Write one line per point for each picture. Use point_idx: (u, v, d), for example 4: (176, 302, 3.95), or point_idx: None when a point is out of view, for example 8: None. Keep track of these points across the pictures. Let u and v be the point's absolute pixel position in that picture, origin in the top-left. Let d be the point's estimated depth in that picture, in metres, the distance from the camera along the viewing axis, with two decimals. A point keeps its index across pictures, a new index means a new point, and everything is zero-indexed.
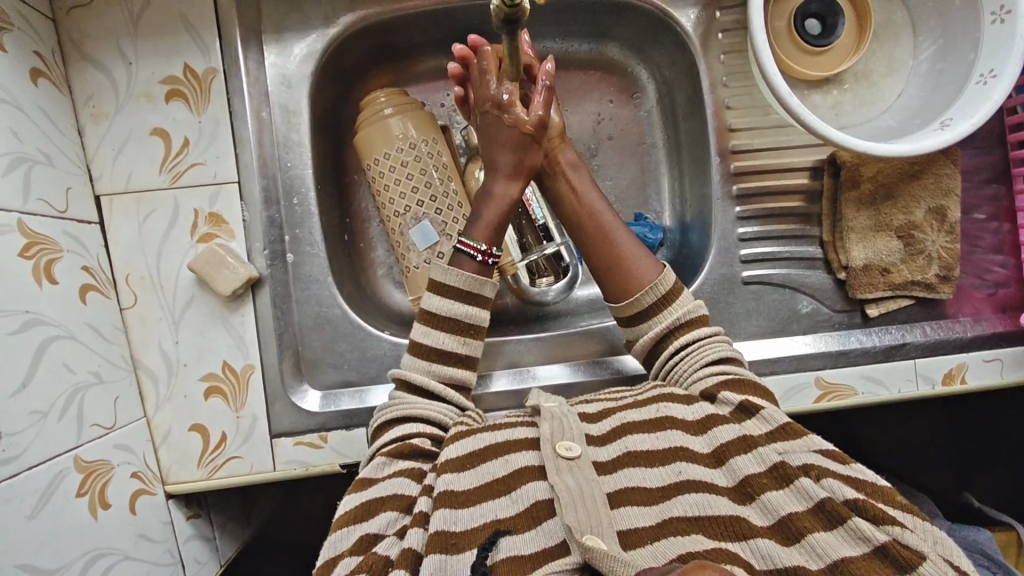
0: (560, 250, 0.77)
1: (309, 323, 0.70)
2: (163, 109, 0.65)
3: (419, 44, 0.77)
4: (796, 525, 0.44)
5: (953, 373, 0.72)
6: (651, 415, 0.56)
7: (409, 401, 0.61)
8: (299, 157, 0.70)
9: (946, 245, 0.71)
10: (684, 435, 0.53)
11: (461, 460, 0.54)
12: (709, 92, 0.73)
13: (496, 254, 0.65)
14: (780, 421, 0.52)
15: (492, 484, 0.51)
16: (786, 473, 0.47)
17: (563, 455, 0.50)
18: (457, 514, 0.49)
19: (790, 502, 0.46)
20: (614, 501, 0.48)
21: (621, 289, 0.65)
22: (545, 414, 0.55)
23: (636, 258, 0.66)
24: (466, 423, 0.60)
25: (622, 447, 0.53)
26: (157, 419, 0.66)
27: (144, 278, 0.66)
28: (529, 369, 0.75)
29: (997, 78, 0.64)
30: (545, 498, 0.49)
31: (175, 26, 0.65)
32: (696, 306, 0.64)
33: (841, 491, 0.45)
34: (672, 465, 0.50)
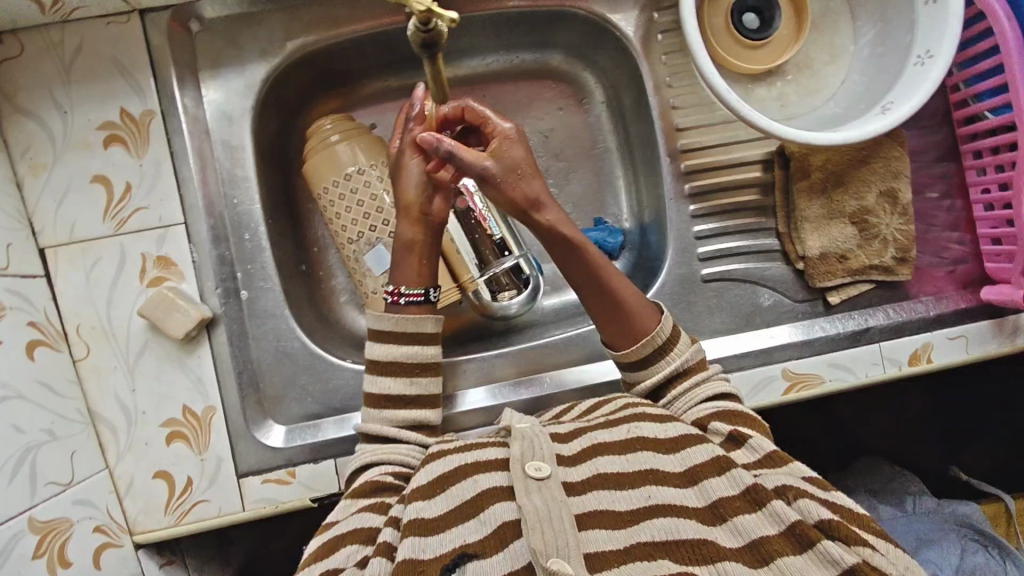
0: (519, 262, 0.76)
1: (270, 358, 0.69)
2: (103, 155, 0.65)
3: (362, 68, 0.77)
4: (766, 548, 0.45)
5: (919, 353, 0.72)
6: (623, 435, 0.55)
7: (372, 449, 0.61)
8: (245, 193, 0.69)
9: (900, 227, 0.71)
10: (656, 455, 0.53)
11: (429, 488, 0.53)
12: (654, 94, 0.73)
13: (407, 293, 0.64)
14: (765, 452, 0.53)
15: (463, 507, 0.50)
16: (761, 496, 0.47)
17: (533, 475, 0.50)
18: (427, 541, 0.48)
19: (763, 526, 0.46)
20: (584, 522, 0.47)
21: (626, 335, 0.63)
22: (516, 434, 0.54)
23: (635, 302, 0.63)
24: (441, 443, 0.59)
25: (592, 470, 0.52)
26: (119, 470, 0.65)
27: (95, 328, 0.65)
28: (504, 385, 0.75)
29: (935, 58, 0.64)
30: (513, 518, 0.48)
31: (108, 71, 0.64)
32: (694, 352, 0.63)
33: (817, 512, 0.46)
34: (641, 489, 0.50)
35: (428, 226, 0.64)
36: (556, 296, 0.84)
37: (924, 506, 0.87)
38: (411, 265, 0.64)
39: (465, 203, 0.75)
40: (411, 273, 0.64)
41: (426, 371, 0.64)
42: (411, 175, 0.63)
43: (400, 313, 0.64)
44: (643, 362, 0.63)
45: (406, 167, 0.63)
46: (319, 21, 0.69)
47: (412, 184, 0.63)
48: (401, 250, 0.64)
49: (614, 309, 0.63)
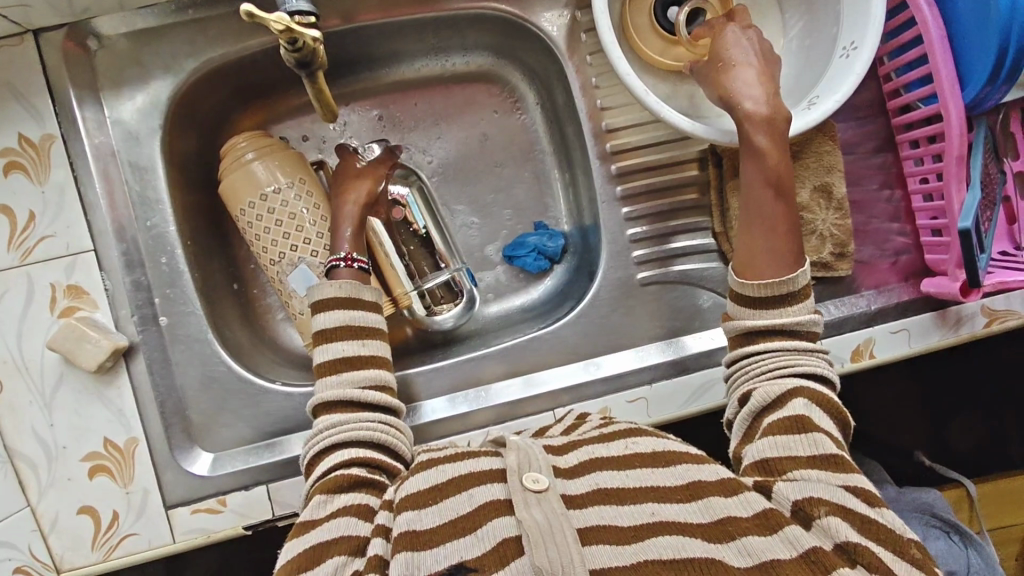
0: (454, 277, 0.75)
1: (195, 385, 0.67)
2: (3, 183, 0.62)
3: (282, 79, 0.74)
4: (780, 569, 0.43)
5: (861, 349, 0.71)
6: (619, 452, 0.55)
7: (341, 425, 0.59)
8: (160, 215, 0.66)
9: (836, 222, 0.69)
10: (655, 472, 0.52)
11: (424, 496, 0.52)
12: (581, 95, 0.71)
13: (359, 258, 0.65)
14: (824, 450, 0.50)
15: (456, 522, 0.48)
16: (775, 521, 0.46)
17: (531, 487, 0.48)
18: (420, 557, 0.46)
19: (776, 548, 0.44)
20: (585, 536, 0.45)
21: (753, 259, 0.59)
22: (511, 446, 0.53)
23: (774, 243, 0.59)
24: (428, 454, 0.59)
25: (591, 484, 0.51)
26: (42, 507, 0.63)
27: (6, 363, 0.63)
28: (462, 393, 0.72)
29: (858, 50, 0.62)
30: (514, 535, 0.46)
31: (2, 95, 0.61)
32: (811, 319, 0.58)
33: (843, 532, 0.45)
34: (642, 505, 0.49)
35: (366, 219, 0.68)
36: (497, 306, 0.82)
37: (887, 493, 0.86)
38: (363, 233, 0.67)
39: (400, 214, 0.73)
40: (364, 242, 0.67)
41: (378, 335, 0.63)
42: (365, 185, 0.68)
43: (337, 278, 0.64)
44: (772, 301, 0.58)
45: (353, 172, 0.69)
46: (225, 33, 0.66)
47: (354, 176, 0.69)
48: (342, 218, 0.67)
49: (749, 240, 0.60)
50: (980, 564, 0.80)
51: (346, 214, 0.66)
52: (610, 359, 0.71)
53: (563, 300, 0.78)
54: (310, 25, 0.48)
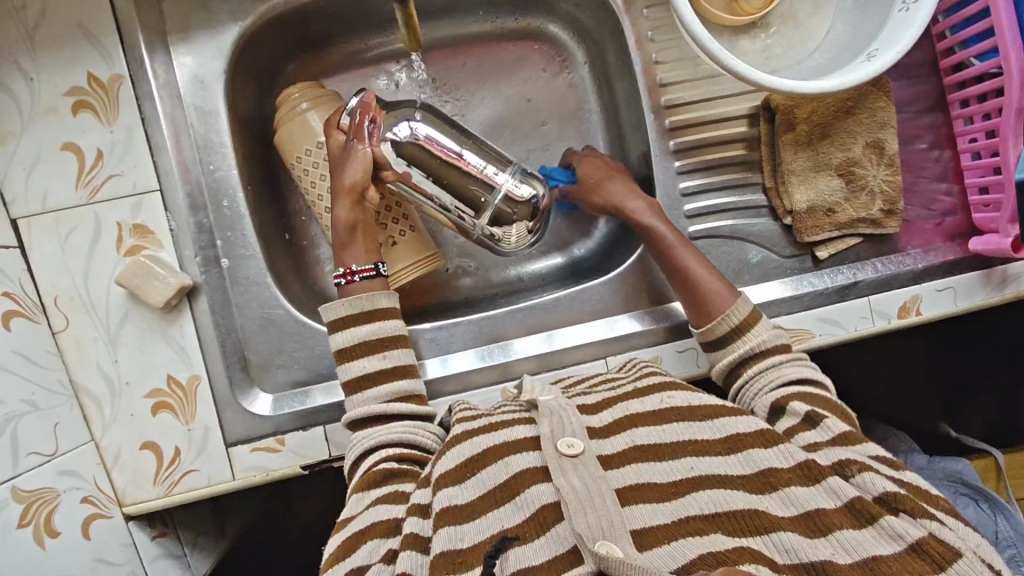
0: (512, 188, 0.66)
1: (254, 327, 0.68)
2: (72, 123, 0.63)
3: (338, 30, 0.75)
4: (823, 520, 0.44)
5: (907, 306, 0.72)
6: (659, 406, 0.56)
7: (371, 433, 0.61)
8: (222, 158, 0.67)
9: (887, 178, 0.70)
10: (694, 425, 0.53)
11: (459, 471, 0.53)
12: (637, 49, 0.71)
13: (359, 271, 0.65)
14: (838, 431, 0.52)
15: (495, 491, 0.50)
16: (815, 472, 0.48)
17: (566, 452, 0.49)
18: (462, 529, 0.47)
19: (818, 499, 0.46)
20: (625, 496, 0.47)
21: (699, 314, 0.66)
22: (543, 409, 0.54)
23: (707, 281, 0.66)
24: (468, 420, 0.60)
25: (628, 441, 0.52)
26: (105, 441, 0.64)
27: (73, 299, 0.64)
28: (493, 345, 0.74)
29: (918, 3, 0.63)
30: (553, 501, 0.47)
31: (73, 36, 0.63)
32: (770, 336, 0.63)
33: (879, 485, 0.46)
34: (684, 461, 0.50)
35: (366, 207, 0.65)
36: (542, 261, 0.83)
37: (918, 462, 0.88)
38: (355, 243, 0.65)
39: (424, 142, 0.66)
40: (359, 251, 0.65)
41: (397, 343, 0.64)
42: (360, 156, 0.63)
43: (351, 292, 0.64)
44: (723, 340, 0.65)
45: (351, 148, 0.63)
46: None
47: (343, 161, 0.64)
48: (343, 230, 0.65)
49: (690, 293, 0.66)
50: (1010, 533, 0.80)
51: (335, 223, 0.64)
52: (658, 311, 0.74)
53: (611, 254, 0.79)
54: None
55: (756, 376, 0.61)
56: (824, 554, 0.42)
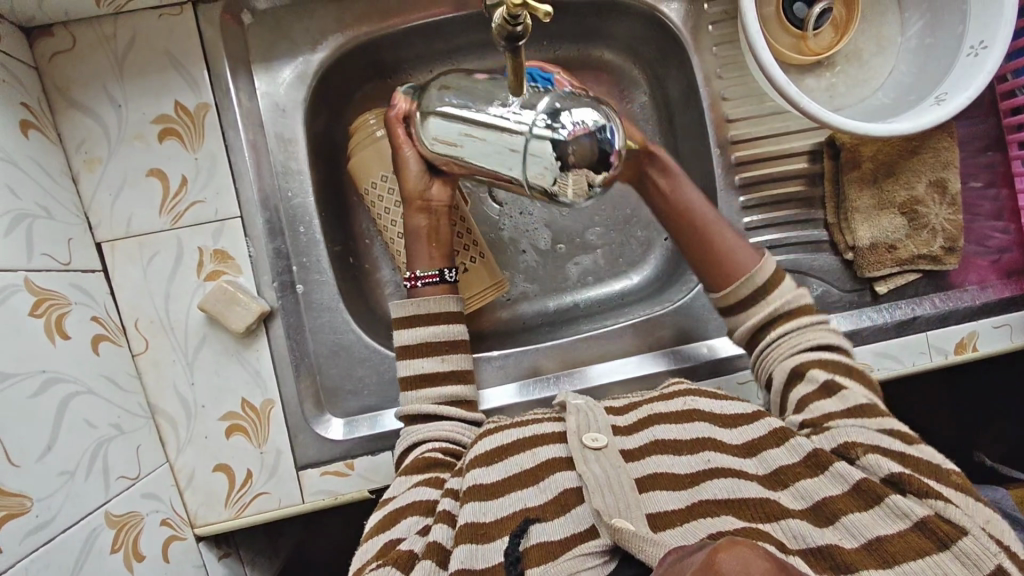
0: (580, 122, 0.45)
1: (327, 351, 0.69)
2: (157, 148, 0.64)
3: (408, 58, 0.76)
4: (832, 508, 0.44)
5: (965, 342, 0.73)
6: (679, 407, 0.56)
7: (418, 429, 0.61)
8: (300, 186, 0.69)
9: (948, 216, 0.71)
10: (713, 426, 0.53)
11: (486, 456, 0.54)
12: (704, 85, 0.74)
13: (421, 277, 0.65)
14: (854, 403, 0.52)
15: (521, 475, 0.51)
16: (822, 460, 0.47)
17: (590, 445, 0.50)
18: (487, 505, 0.49)
19: (827, 487, 0.45)
20: (644, 486, 0.48)
21: (716, 271, 0.64)
22: (570, 409, 0.55)
23: (733, 242, 0.64)
24: (492, 421, 0.61)
25: (648, 438, 0.53)
26: (179, 463, 0.65)
27: (153, 322, 0.65)
28: (548, 376, 0.75)
29: (988, 50, 0.64)
30: (575, 486, 0.48)
31: (162, 64, 0.64)
32: (812, 328, 0.60)
33: (885, 466, 0.45)
34: (702, 453, 0.50)
35: (432, 214, 0.65)
36: (599, 288, 0.83)
37: None
38: (420, 252, 0.65)
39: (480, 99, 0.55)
40: (427, 258, 0.65)
41: (456, 347, 0.65)
42: (410, 165, 0.62)
43: (422, 297, 0.65)
44: (782, 327, 0.61)
45: (400, 158, 0.63)
46: (372, 12, 0.69)
47: (413, 176, 0.63)
48: (411, 237, 0.66)
49: (707, 254, 0.64)
50: None
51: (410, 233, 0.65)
52: (720, 342, 0.74)
53: (669, 284, 0.80)
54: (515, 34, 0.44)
55: (778, 349, 0.60)
56: (831, 539, 0.42)
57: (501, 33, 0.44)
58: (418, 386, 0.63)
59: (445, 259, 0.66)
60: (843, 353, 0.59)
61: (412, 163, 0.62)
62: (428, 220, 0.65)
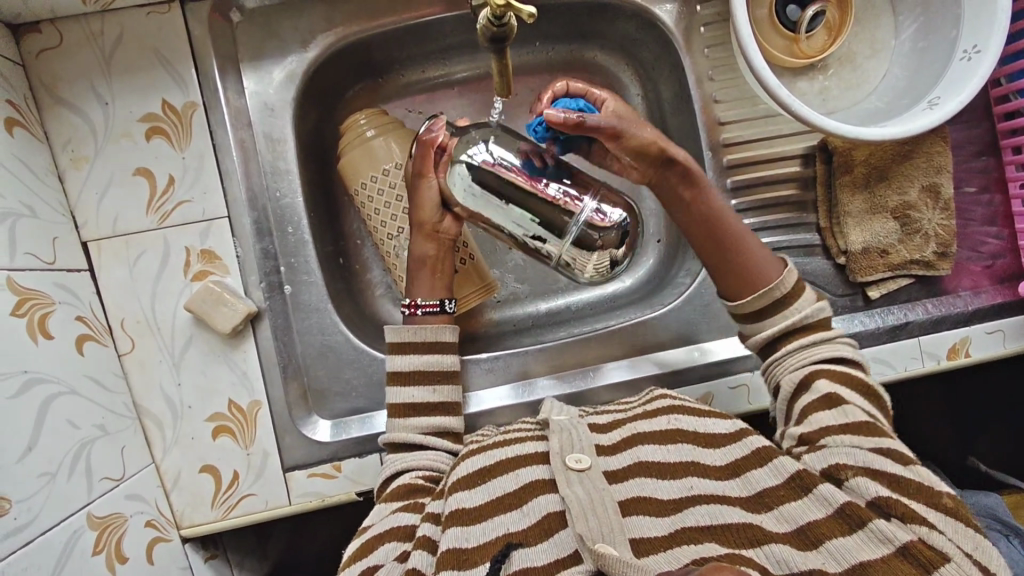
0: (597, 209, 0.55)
1: (314, 353, 0.69)
2: (145, 147, 0.64)
3: (399, 58, 0.76)
4: (816, 532, 0.44)
5: (957, 347, 0.72)
6: (664, 426, 0.55)
7: (400, 458, 0.60)
8: (289, 186, 0.69)
9: (941, 222, 0.71)
10: (695, 447, 0.53)
11: (469, 478, 0.54)
12: (696, 87, 0.73)
13: (423, 304, 0.64)
14: (856, 418, 0.50)
15: (503, 498, 0.51)
16: (806, 483, 0.46)
17: (574, 467, 0.50)
18: (469, 530, 0.48)
19: (810, 511, 0.45)
20: (626, 509, 0.47)
21: (740, 280, 0.59)
22: (554, 427, 0.54)
23: (756, 249, 0.59)
24: (476, 442, 0.60)
25: (632, 459, 0.52)
26: (165, 463, 0.65)
27: (140, 322, 0.64)
28: (538, 380, 0.74)
29: (982, 54, 0.64)
30: (557, 509, 0.48)
31: (149, 63, 0.63)
32: (813, 309, 0.58)
33: (872, 490, 0.45)
34: (685, 478, 0.50)
35: (442, 245, 0.64)
36: (591, 290, 0.83)
37: None
38: (422, 278, 0.65)
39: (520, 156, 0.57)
40: (429, 286, 0.65)
41: (449, 377, 0.64)
42: (428, 197, 0.61)
43: (419, 324, 0.65)
44: (773, 309, 0.58)
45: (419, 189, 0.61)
46: (363, 11, 0.69)
47: (429, 206, 0.61)
48: (414, 264, 0.65)
49: (733, 267, 0.59)
50: None
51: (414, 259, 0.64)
52: (715, 345, 0.73)
53: (661, 287, 0.80)
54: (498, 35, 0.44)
55: (793, 358, 0.57)
56: (812, 564, 0.42)
57: (486, 34, 0.44)
58: (405, 415, 0.62)
59: (445, 289, 0.65)
60: (852, 366, 0.57)
61: (431, 195, 0.61)
62: (438, 251, 0.64)
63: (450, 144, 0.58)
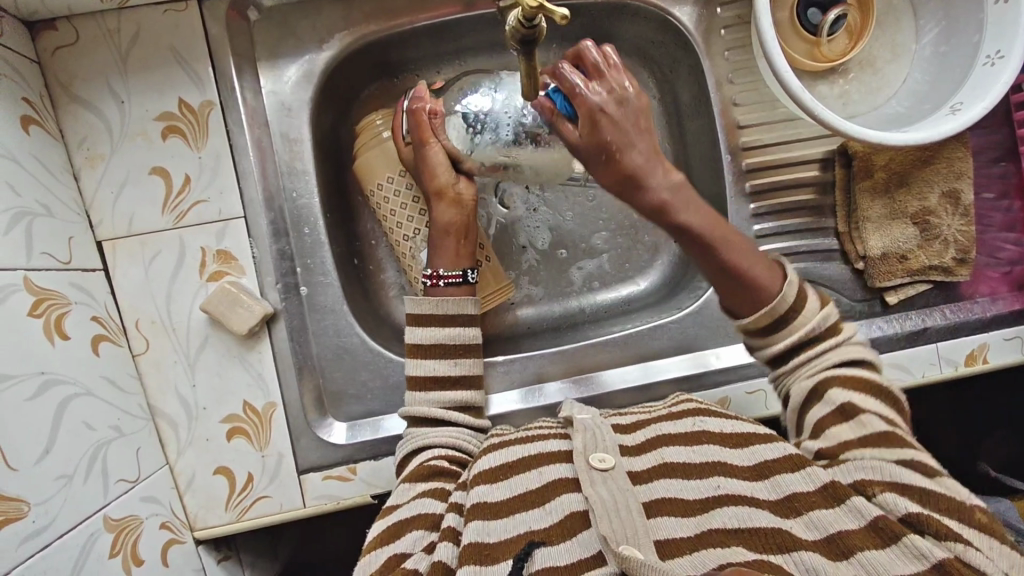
0: None
1: (329, 355, 0.68)
2: (160, 146, 0.63)
3: (415, 58, 0.75)
4: (845, 543, 0.43)
5: (975, 353, 0.72)
6: (688, 428, 0.55)
7: (421, 434, 0.60)
8: (305, 186, 0.68)
9: (961, 228, 0.70)
10: (723, 449, 0.52)
11: (491, 473, 0.53)
12: (715, 90, 0.73)
13: (444, 275, 0.64)
14: (876, 428, 0.49)
15: (526, 496, 0.50)
16: (837, 492, 0.46)
17: (596, 467, 0.49)
18: (491, 525, 0.48)
19: (841, 520, 0.44)
20: (653, 510, 0.47)
21: (749, 302, 0.56)
22: (578, 426, 0.54)
23: (752, 265, 0.56)
24: (497, 436, 0.60)
25: (656, 458, 0.52)
26: (179, 465, 0.64)
27: (155, 323, 0.64)
28: (551, 384, 0.74)
29: (1006, 59, 0.63)
30: (581, 509, 0.48)
31: (166, 61, 0.63)
32: (822, 318, 0.55)
33: (905, 504, 0.43)
34: (710, 479, 0.50)
35: (462, 208, 0.65)
36: (606, 293, 0.82)
37: None
38: (444, 247, 0.65)
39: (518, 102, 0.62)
40: (449, 255, 0.65)
41: (471, 352, 0.64)
42: (436, 158, 0.63)
43: (442, 296, 0.64)
44: (772, 330, 0.56)
45: (426, 153, 0.63)
46: (381, 11, 0.68)
47: (439, 168, 0.63)
48: (436, 233, 0.65)
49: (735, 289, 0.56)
50: None
51: (436, 224, 0.64)
52: (729, 350, 0.73)
53: (676, 291, 0.79)
54: (527, 37, 0.44)
55: (798, 371, 0.56)
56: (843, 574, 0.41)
57: (515, 35, 0.44)
58: (427, 387, 0.62)
59: (470, 258, 0.66)
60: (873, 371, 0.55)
61: (438, 155, 0.63)
62: (461, 214, 0.65)
63: (438, 108, 0.64)
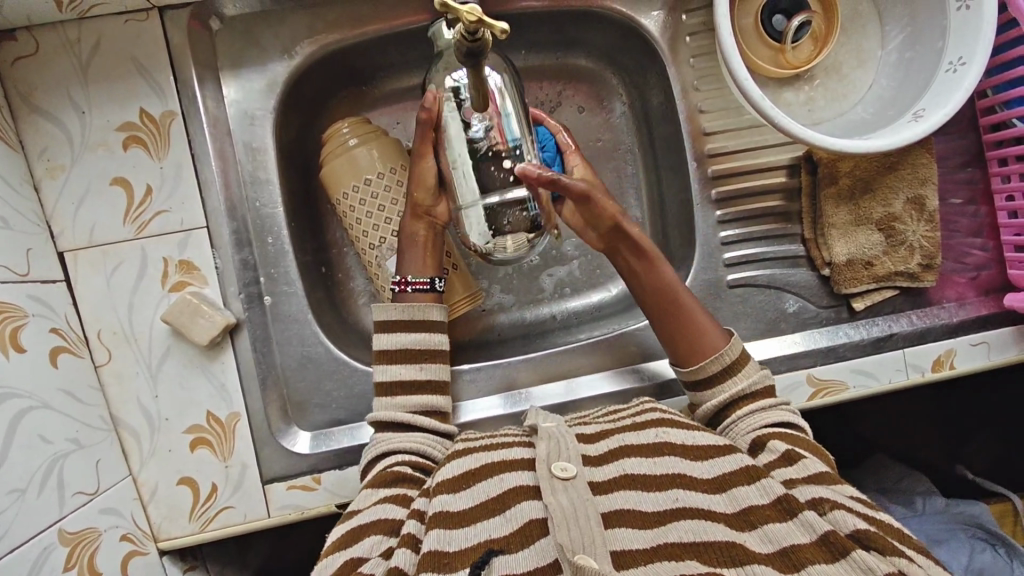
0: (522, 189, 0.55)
1: (293, 363, 0.68)
2: (122, 157, 0.63)
3: (381, 65, 0.75)
4: (797, 556, 0.43)
5: (941, 359, 0.72)
6: (651, 439, 0.54)
7: (385, 439, 0.60)
8: (268, 195, 0.68)
9: (926, 233, 0.70)
10: (684, 461, 0.52)
11: (454, 481, 0.53)
12: (681, 97, 0.73)
13: (413, 282, 0.64)
14: (818, 471, 0.50)
15: (487, 503, 0.50)
16: (792, 506, 0.46)
17: (558, 475, 0.49)
18: (452, 534, 0.48)
19: (794, 535, 0.45)
20: (609, 522, 0.47)
21: (686, 346, 0.62)
22: (541, 434, 0.54)
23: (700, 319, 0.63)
24: (462, 441, 0.59)
25: (619, 470, 0.52)
26: (142, 476, 0.64)
27: (117, 333, 0.64)
28: (522, 391, 0.74)
29: (967, 67, 0.63)
30: (540, 517, 0.48)
31: (126, 70, 0.63)
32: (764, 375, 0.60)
33: (851, 522, 0.45)
34: (669, 491, 0.49)
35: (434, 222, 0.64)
36: (577, 299, 0.82)
37: (932, 505, 0.81)
38: (415, 257, 0.64)
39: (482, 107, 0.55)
40: (422, 264, 0.64)
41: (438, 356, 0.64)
42: (428, 176, 0.61)
43: (406, 301, 0.64)
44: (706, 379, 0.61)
45: (421, 164, 0.61)
46: (344, 19, 0.68)
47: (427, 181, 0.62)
48: (406, 243, 0.64)
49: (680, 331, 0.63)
50: None
51: (409, 235, 0.64)
52: None
53: None
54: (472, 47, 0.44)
55: (735, 425, 0.58)
56: None
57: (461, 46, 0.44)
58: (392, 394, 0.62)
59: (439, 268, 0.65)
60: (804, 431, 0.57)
61: (431, 173, 0.61)
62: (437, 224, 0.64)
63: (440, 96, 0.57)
